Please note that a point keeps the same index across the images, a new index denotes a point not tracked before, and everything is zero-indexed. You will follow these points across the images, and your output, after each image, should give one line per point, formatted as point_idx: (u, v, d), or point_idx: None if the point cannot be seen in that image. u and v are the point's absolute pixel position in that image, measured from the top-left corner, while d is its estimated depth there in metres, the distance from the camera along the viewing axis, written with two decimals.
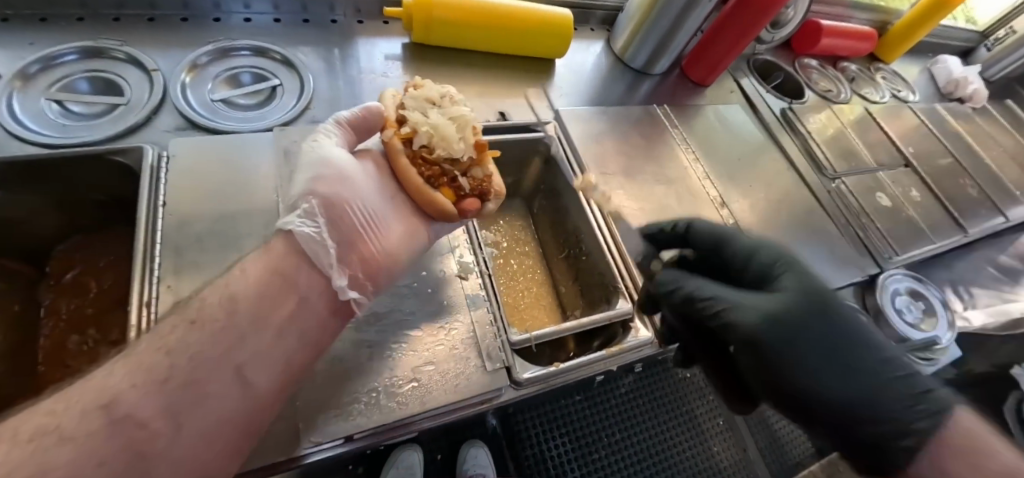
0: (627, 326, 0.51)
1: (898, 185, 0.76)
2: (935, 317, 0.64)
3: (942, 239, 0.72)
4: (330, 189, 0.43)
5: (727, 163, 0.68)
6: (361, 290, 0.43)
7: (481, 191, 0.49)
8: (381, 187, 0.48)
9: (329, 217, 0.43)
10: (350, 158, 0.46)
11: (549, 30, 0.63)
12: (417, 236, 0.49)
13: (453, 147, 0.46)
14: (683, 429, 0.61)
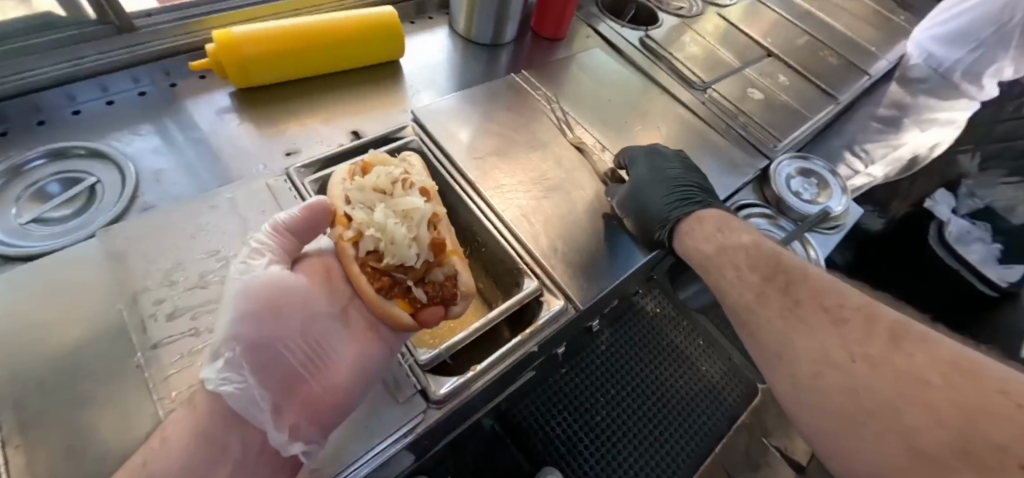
0: (540, 301, 0.51)
1: (765, 76, 0.80)
2: (828, 188, 0.68)
3: (818, 113, 0.77)
4: (261, 324, 0.40)
5: (600, 108, 0.69)
6: (310, 436, 0.39)
7: (442, 296, 0.48)
8: (330, 301, 0.46)
9: (258, 358, 0.39)
10: (283, 283, 0.43)
11: (374, 36, 0.62)
12: (372, 354, 0.44)
13: (403, 254, 0.45)
14: (662, 365, 0.82)
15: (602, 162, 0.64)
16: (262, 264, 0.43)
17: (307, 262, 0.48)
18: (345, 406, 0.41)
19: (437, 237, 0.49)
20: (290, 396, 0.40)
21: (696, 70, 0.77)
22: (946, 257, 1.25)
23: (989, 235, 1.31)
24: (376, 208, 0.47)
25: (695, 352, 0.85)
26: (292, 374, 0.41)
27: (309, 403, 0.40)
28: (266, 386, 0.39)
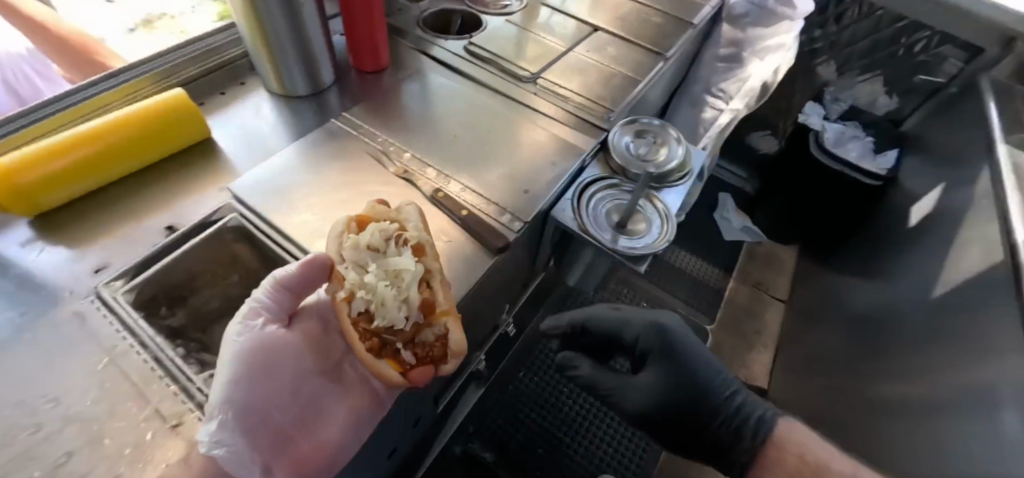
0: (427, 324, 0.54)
1: (594, 52, 0.84)
2: (664, 144, 0.71)
3: (655, 66, 0.83)
4: (263, 391, 0.53)
5: (433, 130, 0.70)
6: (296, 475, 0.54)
7: (429, 358, 0.55)
8: (321, 365, 0.61)
9: (257, 420, 0.52)
10: (281, 347, 0.56)
11: (172, 122, 0.61)
12: (358, 411, 0.59)
13: (389, 313, 0.52)
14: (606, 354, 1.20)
15: (418, 185, 0.63)
16: (258, 326, 0.55)
17: (299, 322, 0.61)
18: (325, 461, 0.56)
19: (427, 299, 0.53)
20: (279, 449, 0.54)
21: (523, 63, 0.80)
22: (829, 161, 1.38)
23: (863, 132, 1.44)
24: (369, 267, 0.53)
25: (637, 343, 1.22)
26: (282, 432, 0.55)
27: (294, 459, 0.55)
28: (253, 448, 0.51)
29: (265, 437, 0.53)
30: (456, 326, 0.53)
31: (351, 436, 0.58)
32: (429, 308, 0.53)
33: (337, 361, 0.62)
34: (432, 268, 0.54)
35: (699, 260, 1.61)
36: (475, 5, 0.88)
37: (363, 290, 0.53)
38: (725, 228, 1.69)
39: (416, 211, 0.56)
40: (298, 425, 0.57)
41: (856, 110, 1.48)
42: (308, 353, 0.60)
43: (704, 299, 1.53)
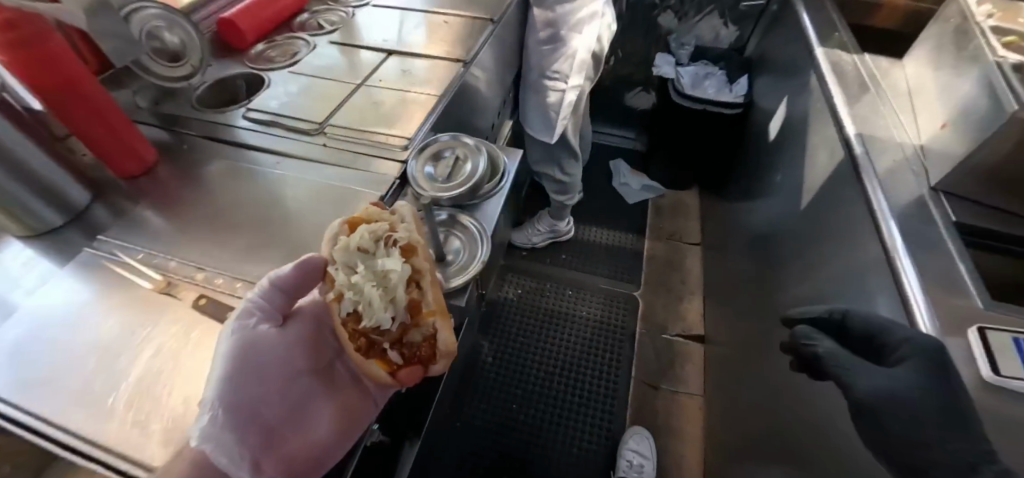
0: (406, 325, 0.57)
1: (392, 77, 0.81)
2: (458, 162, 0.69)
3: (451, 76, 0.82)
4: (252, 387, 0.52)
5: (222, 221, 0.61)
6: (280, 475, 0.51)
7: (416, 358, 0.59)
8: (316, 363, 0.60)
9: (243, 419, 0.50)
10: (274, 346, 0.55)
11: None
12: (347, 409, 0.59)
13: (377, 313, 0.55)
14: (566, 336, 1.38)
15: (184, 298, 0.53)
16: (252, 324, 0.52)
17: (300, 318, 0.60)
18: (315, 460, 0.54)
19: (414, 299, 0.57)
20: (268, 448, 0.52)
21: (315, 112, 0.74)
22: (693, 103, 1.46)
23: (715, 67, 1.54)
24: (359, 267, 0.55)
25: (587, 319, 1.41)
26: (271, 430, 0.53)
27: (283, 457, 0.53)
28: (242, 442, 0.49)
29: (250, 436, 0.51)
30: (444, 328, 0.57)
31: (338, 437, 0.56)
32: (417, 310, 0.57)
33: (328, 361, 0.62)
34: (423, 270, 0.57)
35: (609, 231, 1.61)
36: (253, 64, 0.81)
37: (354, 292, 0.55)
38: (626, 191, 1.72)
39: (405, 215, 0.58)
40: (286, 422, 0.55)
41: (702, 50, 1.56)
42: (303, 352, 0.59)
43: (624, 266, 1.53)
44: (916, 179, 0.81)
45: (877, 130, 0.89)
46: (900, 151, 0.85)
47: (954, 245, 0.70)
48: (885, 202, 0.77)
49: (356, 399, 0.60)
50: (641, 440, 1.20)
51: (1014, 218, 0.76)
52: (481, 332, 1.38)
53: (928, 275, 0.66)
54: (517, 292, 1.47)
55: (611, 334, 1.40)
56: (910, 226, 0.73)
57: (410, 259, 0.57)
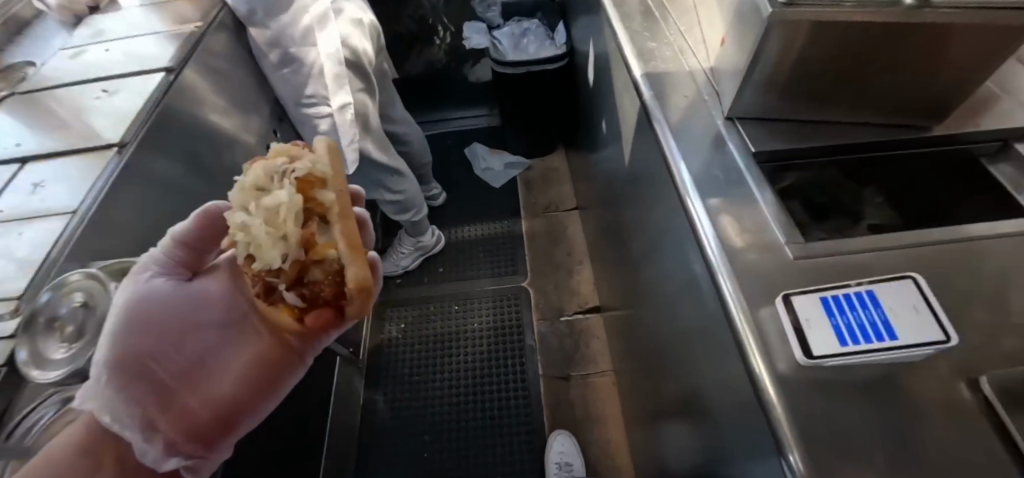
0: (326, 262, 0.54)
1: (44, 190, 0.58)
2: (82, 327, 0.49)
3: (97, 176, 0.59)
4: (155, 342, 0.52)
5: None
6: (182, 448, 0.49)
7: (323, 300, 0.55)
8: (234, 314, 0.59)
9: (146, 378, 0.49)
10: (184, 291, 0.56)
11: None
12: (261, 356, 0.58)
13: (267, 255, 0.50)
14: (463, 339, 1.30)
15: None
16: (150, 277, 0.54)
17: (207, 277, 0.60)
18: (225, 416, 0.53)
19: (307, 235, 0.52)
20: (166, 407, 0.50)
21: None
22: (514, 68, 1.34)
23: (529, 21, 1.42)
24: (250, 205, 0.51)
25: (477, 317, 1.34)
26: (170, 389, 0.51)
27: (185, 414, 0.51)
28: (137, 402, 0.48)
29: (148, 395, 0.49)
30: (352, 262, 0.53)
31: (247, 393, 0.55)
32: (315, 246, 0.52)
33: (246, 309, 0.60)
34: (325, 204, 0.54)
35: (481, 225, 1.50)
36: None
37: (241, 233, 0.51)
38: (490, 176, 1.61)
39: (314, 153, 0.57)
40: (193, 378, 0.54)
41: (513, 3, 1.43)
42: (215, 308, 0.58)
43: (505, 257, 1.44)
44: (710, 111, 0.70)
45: (663, 62, 0.78)
46: (690, 80, 0.75)
47: (755, 184, 0.61)
48: (680, 153, 0.66)
49: (274, 353, 0.59)
50: (564, 440, 1.12)
51: (814, 125, 0.68)
52: (372, 388, 1.24)
53: (729, 234, 0.56)
54: (401, 327, 1.33)
55: (509, 335, 1.30)
56: (708, 174, 0.63)
57: (309, 193, 0.54)
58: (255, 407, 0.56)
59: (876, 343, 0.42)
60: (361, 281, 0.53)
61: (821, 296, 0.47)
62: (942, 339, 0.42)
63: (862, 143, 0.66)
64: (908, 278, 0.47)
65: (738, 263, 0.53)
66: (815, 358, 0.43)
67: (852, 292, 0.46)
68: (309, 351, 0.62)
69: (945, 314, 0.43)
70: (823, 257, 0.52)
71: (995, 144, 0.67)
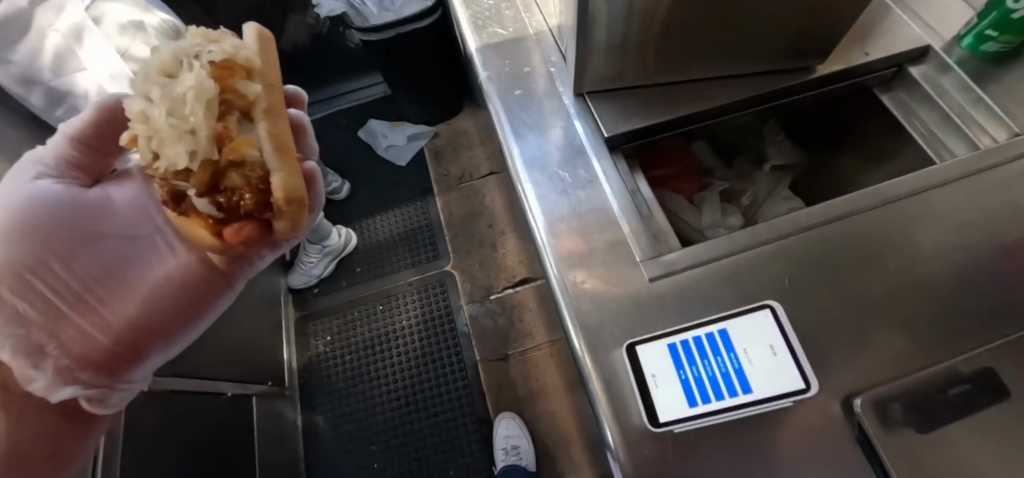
0: (246, 170, 0.49)
1: None
2: None
3: None
4: (51, 253, 0.59)
5: None
6: (77, 374, 0.56)
7: (246, 212, 0.50)
8: (155, 221, 0.67)
9: (42, 292, 0.57)
10: (91, 198, 0.64)
11: None
12: (175, 275, 0.64)
13: (171, 154, 0.45)
14: (391, 340, 1.24)
15: None
16: (44, 181, 0.61)
17: (114, 184, 0.67)
18: (129, 337, 0.60)
19: (220, 131, 0.47)
20: (65, 323, 0.57)
21: None
22: (379, 34, 1.14)
23: None
24: (153, 92, 0.46)
25: (402, 312, 1.27)
26: (78, 302, 0.59)
27: (83, 331, 0.58)
28: (32, 312, 0.56)
29: (40, 311, 0.56)
30: (277, 167, 0.50)
31: (155, 313, 0.62)
32: (230, 143, 0.48)
33: (155, 231, 0.66)
34: (248, 96, 0.50)
35: (393, 213, 1.38)
36: None
37: (142, 125, 0.46)
38: (395, 154, 1.46)
39: (237, 40, 0.52)
40: (103, 287, 0.61)
41: None
42: (125, 220, 0.65)
43: (424, 243, 1.34)
44: (554, 87, 0.56)
45: (501, 23, 0.62)
46: (532, 45, 0.60)
47: (608, 180, 0.50)
48: (519, 145, 0.53)
49: (193, 274, 0.65)
50: (510, 423, 1.11)
51: (680, 85, 0.57)
52: (309, 409, 1.20)
53: (576, 257, 0.46)
54: (328, 340, 1.26)
55: (439, 326, 1.25)
56: (555, 174, 0.51)
57: (228, 82, 0.50)
58: (165, 329, 0.63)
59: (728, 399, 0.35)
60: (290, 193, 0.50)
61: (668, 343, 0.39)
62: (802, 388, 0.35)
63: (740, 102, 0.57)
64: (769, 306, 0.39)
65: (588, 299, 0.44)
66: (662, 425, 0.36)
67: (704, 334, 0.38)
68: (234, 274, 0.67)
69: (803, 354, 0.35)
70: (683, 274, 0.44)
71: (891, 71, 0.60)
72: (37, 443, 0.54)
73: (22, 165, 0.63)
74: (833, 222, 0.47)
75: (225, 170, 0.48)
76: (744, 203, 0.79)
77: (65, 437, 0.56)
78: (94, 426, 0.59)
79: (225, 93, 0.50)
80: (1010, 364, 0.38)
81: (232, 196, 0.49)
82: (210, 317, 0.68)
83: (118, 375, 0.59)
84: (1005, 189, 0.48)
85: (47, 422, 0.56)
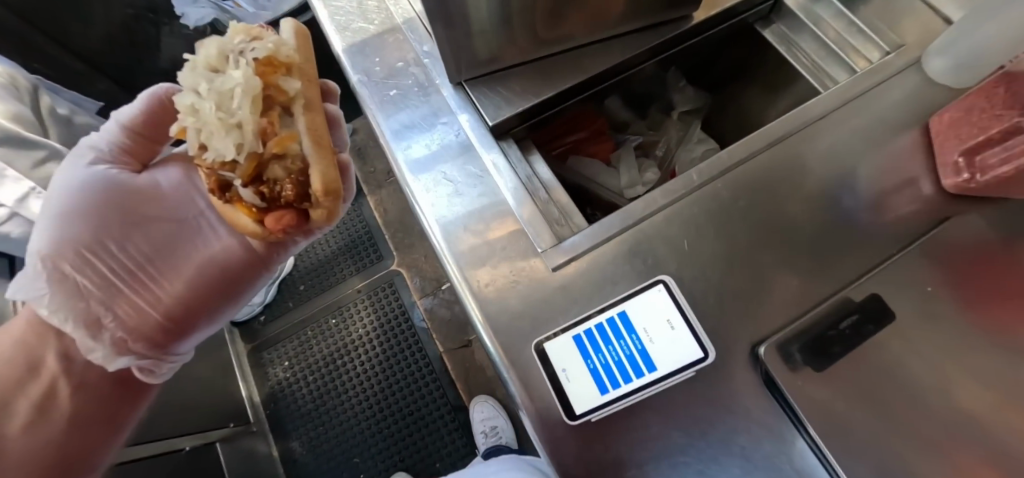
0: (288, 162, 0.51)
1: None
2: None
3: None
4: (107, 233, 0.64)
5: None
6: (131, 349, 0.61)
7: (288, 205, 0.52)
8: (205, 202, 0.71)
9: (100, 270, 0.62)
10: (149, 180, 0.69)
11: None
12: (224, 253, 0.69)
13: (219, 146, 0.47)
14: (351, 351, 1.21)
15: None
16: (101, 167, 0.66)
17: (159, 168, 0.70)
18: (179, 313, 0.66)
19: (263, 125, 0.49)
20: (120, 296, 0.62)
21: None
22: None
23: None
24: (201, 86, 0.48)
25: (356, 321, 1.24)
26: (133, 278, 0.64)
27: (139, 308, 0.63)
28: (92, 287, 0.61)
29: (97, 286, 0.61)
30: (316, 161, 0.51)
31: (199, 293, 0.68)
32: (274, 138, 0.50)
33: (199, 215, 0.70)
34: (289, 92, 0.52)
35: None
36: None
37: (191, 118, 0.49)
38: None
39: (278, 36, 0.53)
40: (156, 265, 0.66)
41: None
42: (172, 202, 0.70)
43: (365, 248, 1.30)
44: (430, 76, 0.55)
45: (365, 17, 0.58)
46: (402, 37, 0.57)
47: (499, 173, 0.50)
48: (403, 150, 0.51)
49: (237, 260, 0.70)
50: (484, 406, 1.12)
51: (558, 55, 0.54)
52: (282, 438, 1.17)
53: (476, 259, 0.46)
54: (286, 365, 1.22)
55: (398, 327, 1.23)
56: (444, 175, 0.50)
57: (271, 79, 0.51)
58: (209, 307, 0.69)
59: (635, 381, 0.39)
60: (328, 185, 0.51)
61: (573, 335, 0.41)
62: (701, 357, 0.40)
63: (624, 62, 0.56)
64: (662, 281, 0.43)
65: (494, 301, 0.44)
66: (578, 417, 0.39)
67: (605, 320, 0.41)
68: (273, 260, 0.72)
69: (697, 325, 0.41)
70: (584, 258, 0.45)
71: (768, 4, 0.60)
72: (100, 407, 0.61)
73: (79, 148, 0.67)
74: (722, 175, 0.48)
75: (268, 160, 0.51)
76: (657, 156, 0.80)
77: (119, 405, 0.63)
78: (144, 395, 0.66)
79: (267, 89, 0.51)
80: (890, 286, 0.41)
81: (275, 185, 0.51)
82: (249, 294, 0.74)
83: (166, 349, 0.65)
84: (879, 112, 0.50)
85: (108, 391, 0.62)
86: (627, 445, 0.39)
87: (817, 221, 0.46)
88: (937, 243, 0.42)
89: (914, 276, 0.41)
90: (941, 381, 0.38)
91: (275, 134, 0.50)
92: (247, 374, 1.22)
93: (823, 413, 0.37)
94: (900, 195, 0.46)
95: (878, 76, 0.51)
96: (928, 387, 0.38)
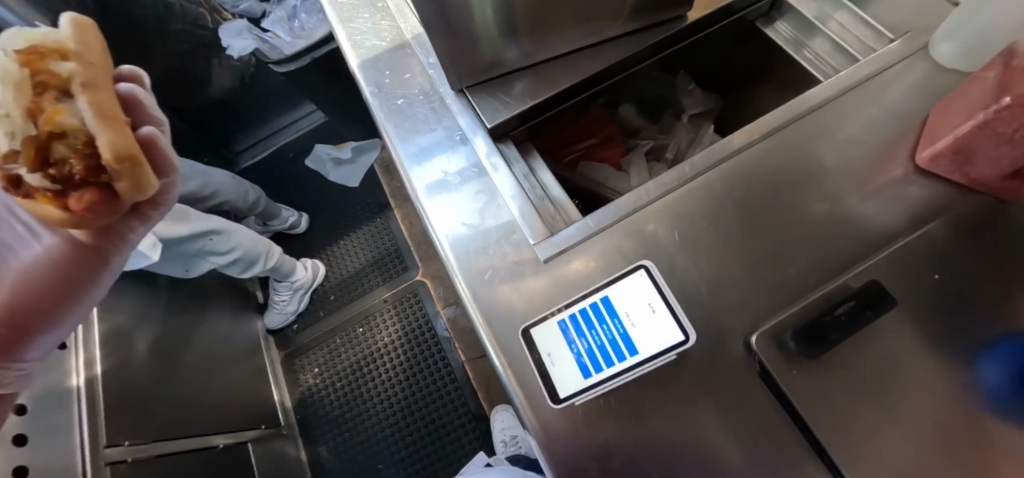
0: (89, 145, 0.41)
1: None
2: None
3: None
4: None
5: None
6: None
7: (84, 185, 0.43)
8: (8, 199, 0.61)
9: None
10: None
11: None
12: (49, 252, 0.60)
13: None
14: (376, 360, 1.25)
15: None
16: None
17: None
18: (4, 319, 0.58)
19: (29, 106, 0.38)
20: None
21: None
22: (294, 63, 1.13)
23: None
24: None
25: (382, 329, 1.28)
26: None
27: None
28: None
29: None
30: (106, 131, 0.41)
31: (23, 296, 0.59)
32: (42, 116, 0.39)
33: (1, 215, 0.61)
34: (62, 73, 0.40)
35: (356, 238, 1.39)
36: None
37: None
38: (345, 176, 1.48)
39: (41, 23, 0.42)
40: None
41: None
42: None
43: (391, 260, 1.35)
44: (434, 85, 0.58)
45: (378, 35, 0.63)
46: (410, 51, 0.61)
47: (495, 169, 0.53)
48: (409, 154, 0.55)
49: (65, 254, 0.60)
50: (505, 415, 1.11)
51: (556, 60, 0.56)
52: (311, 442, 1.21)
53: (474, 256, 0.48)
54: (316, 372, 1.28)
55: (421, 337, 1.26)
56: (445, 174, 0.53)
57: (37, 65, 0.39)
58: (45, 311, 0.60)
59: (617, 365, 0.39)
60: (122, 152, 0.41)
61: (557, 320, 0.42)
62: (681, 339, 0.40)
63: (620, 63, 0.57)
64: (644, 266, 0.43)
65: (490, 289, 0.46)
66: (562, 401, 0.40)
67: (589, 305, 0.42)
68: (110, 258, 0.63)
69: (677, 306, 0.41)
70: (577, 249, 0.46)
71: (768, 1, 0.60)
72: None
73: None
74: (717, 166, 0.48)
75: (53, 145, 0.40)
76: (668, 158, 0.78)
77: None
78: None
79: (36, 76, 0.39)
80: (896, 275, 0.39)
81: (69, 175, 0.42)
82: (92, 294, 0.64)
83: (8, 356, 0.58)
84: (888, 100, 0.48)
85: None
86: (614, 431, 0.39)
87: (817, 210, 0.45)
88: (950, 230, 0.40)
89: (920, 263, 0.39)
90: (950, 371, 0.36)
91: (49, 113, 0.39)
92: (280, 379, 1.27)
93: (819, 404, 0.36)
94: (907, 183, 0.44)
95: (881, 63, 0.50)
96: (936, 378, 0.36)
